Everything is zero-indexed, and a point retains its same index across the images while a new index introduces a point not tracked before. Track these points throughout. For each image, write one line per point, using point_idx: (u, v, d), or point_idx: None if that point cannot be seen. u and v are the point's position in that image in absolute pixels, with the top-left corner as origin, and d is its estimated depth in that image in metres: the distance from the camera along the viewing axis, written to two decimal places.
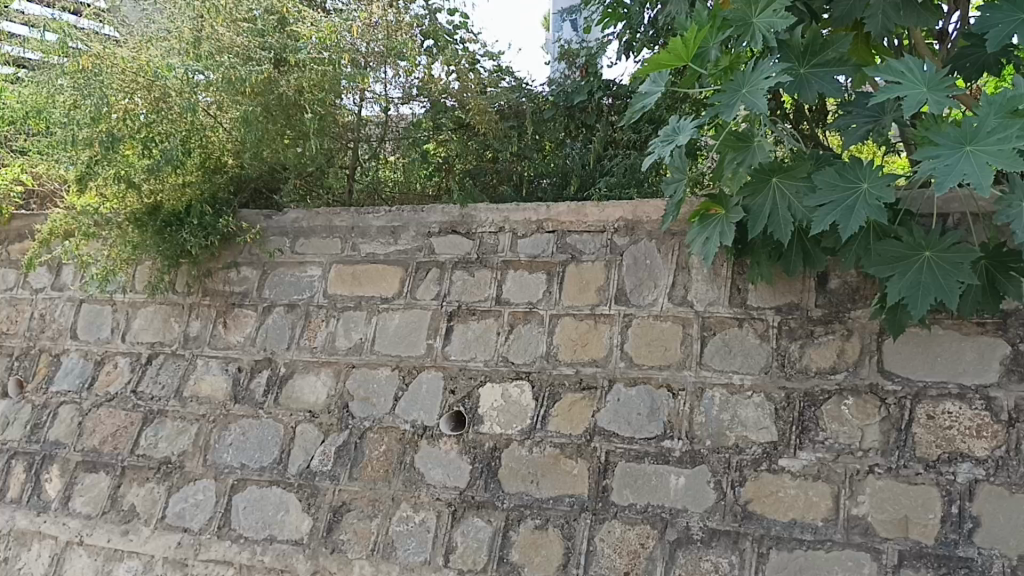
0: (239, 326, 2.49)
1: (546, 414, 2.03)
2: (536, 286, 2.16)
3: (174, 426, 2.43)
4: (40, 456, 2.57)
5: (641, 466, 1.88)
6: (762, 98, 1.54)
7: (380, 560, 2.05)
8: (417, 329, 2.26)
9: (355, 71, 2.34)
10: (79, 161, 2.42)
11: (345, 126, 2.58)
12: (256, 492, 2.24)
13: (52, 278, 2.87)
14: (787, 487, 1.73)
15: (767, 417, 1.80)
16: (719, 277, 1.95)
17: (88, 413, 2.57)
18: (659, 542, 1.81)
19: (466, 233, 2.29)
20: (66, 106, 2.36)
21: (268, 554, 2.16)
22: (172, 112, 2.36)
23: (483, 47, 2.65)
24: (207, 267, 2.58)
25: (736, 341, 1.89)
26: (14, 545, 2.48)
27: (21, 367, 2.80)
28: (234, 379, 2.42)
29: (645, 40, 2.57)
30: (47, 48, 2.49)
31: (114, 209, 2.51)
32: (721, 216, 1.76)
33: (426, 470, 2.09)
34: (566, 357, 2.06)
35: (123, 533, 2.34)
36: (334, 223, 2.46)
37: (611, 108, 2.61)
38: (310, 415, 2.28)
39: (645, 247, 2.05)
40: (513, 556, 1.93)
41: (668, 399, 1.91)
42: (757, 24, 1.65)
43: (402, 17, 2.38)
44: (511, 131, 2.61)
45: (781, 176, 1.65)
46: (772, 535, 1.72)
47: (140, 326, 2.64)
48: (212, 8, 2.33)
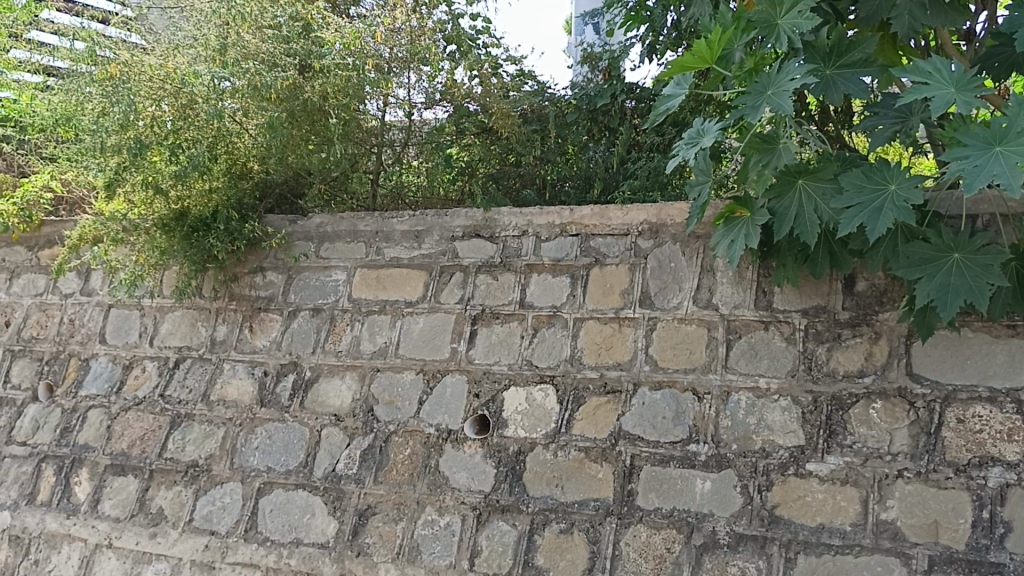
0: (265, 330, 2.51)
1: (571, 417, 2.02)
2: (560, 289, 2.16)
3: (202, 429, 2.45)
4: (70, 459, 2.60)
5: (667, 470, 1.87)
6: (788, 99, 1.53)
7: (406, 563, 2.05)
8: (441, 333, 2.26)
9: (379, 77, 2.36)
10: (107, 168, 2.44)
11: (367, 132, 2.57)
12: (283, 495, 2.26)
13: (81, 283, 2.90)
14: (815, 491, 1.72)
15: (794, 421, 1.79)
16: (744, 280, 1.94)
17: (117, 416, 2.60)
18: (686, 546, 1.80)
19: (490, 236, 2.29)
20: (96, 113, 2.39)
21: (294, 557, 2.17)
22: (199, 119, 2.38)
23: (506, 51, 2.65)
24: (233, 272, 2.60)
25: (763, 344, 1.88)
26: (44, 548, 2.51)
27: (51, 372, 2.83)
28: (260, 383, 2.44)
29: (669, 42, 2.57)
30: (76, 56, 2.51)
31: (143, 215, 2.54)
32: (746, 218, 1.75)
33: (450, 474, 2.09)
34: (590, 360, 2.05)
35: (151, 536, 2.37)
36: (358, 228, 2.48)
37: (634, 111, 2.60)
38: (335, 418, 2.29)
39: (670, 250, 2.05)
40: (538, 560, 1.92)
41: (693, 403, 1.90)
42: (782, 24, 1.65)
43: (425, 21, 2.40)
44: (534, 134, 2.61)
45: (807, 177, 1.64)
46: (800, 539, 1.70)
47: (167, 330, 2.66)
48: (238, 15, 2.36)
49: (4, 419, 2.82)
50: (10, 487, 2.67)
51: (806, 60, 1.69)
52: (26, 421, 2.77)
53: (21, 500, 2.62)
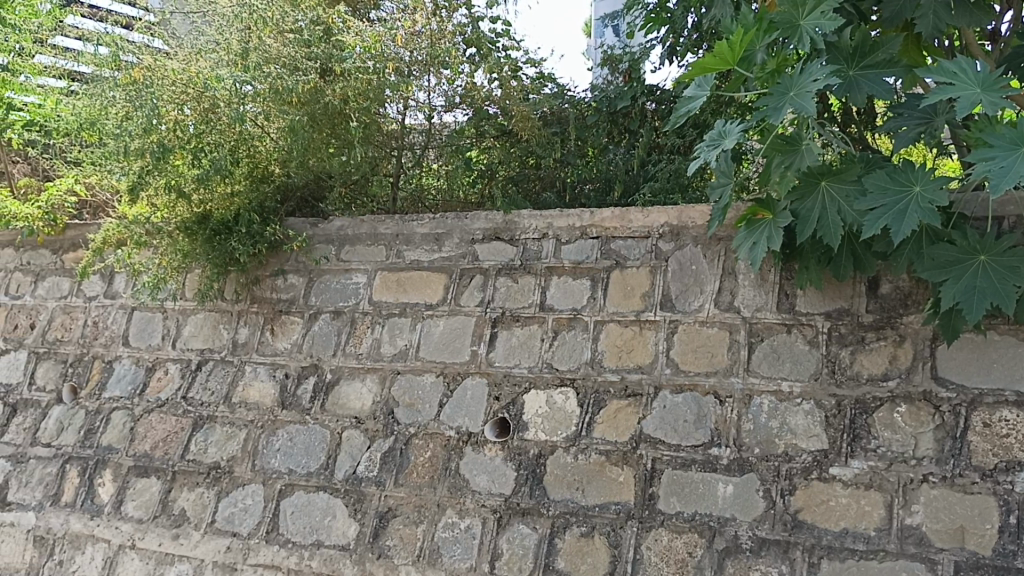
0: (287, 332, 2.52)
1: (591, 420, 2.02)
2: (580, 292, 2.15)
3: (224, 431, 2.46)
4: (94, 461, 2.62)
5: (688, 474, 1.86)
6: (811, 100, 1.52)
7: (426, 566, 2.05)
8: (461, 335, 2.26)
9: (399, 80, 2.38)
10: (131, 172, 2.47)
11: (388, 135, 2.57)
12: (304, 497, 2.26)
13: (105, 286, 2.93)
14: (838, 496, 1.70)
15: (817, 425, 1.78)
16: (767, 282, 1.93)
17: (140, 418, 2.62)
18: (708, 551, 1.78)
19: (510, 239, 2.29)
20: (120, 117, 2.42)
21: (315, 559, 2.18)
22: (221, 123, 2.40)
23: (525, 54, 2.65)
24: (255, 274, 2.62)
25: (785, 347, 1.86)
26: (68, 548, 2.53)
27: (75, 374, 2.86)
28: (282, 386, 2.45)
29: (690, 44, 2.55)
30: (99, 62, 2.53)
31: (165, 218, 2.57)
32: (769, 220, 1.73)
33: (471, 476, 2.09)
34: (611, 363, 2.05)
35: (174, 537, 2.38)
36: (379, 231, 2.49)
37: (655, 113, 2.59)
38: (355, 421, 2.30)
39: (691, 252, 2.04)
40: (559, 563, 1.92)
41: (715, 406, 1.89)
42: (805, 25, 1.64)
43: (445, 24, 2.40)
44: (554, 137, 2.61)
45: (830, 179, 1.63)
46: (824, 544, 1.69)
47: (190, 332, 2.68)
48: (260, 19, 2.37)
49: (30, 420, 2.85)
50: (35, 488, 2.69)
51: (829, 61, 1.68)
52: (51, 422, 2.80)
53: (46, 501, 2.65)
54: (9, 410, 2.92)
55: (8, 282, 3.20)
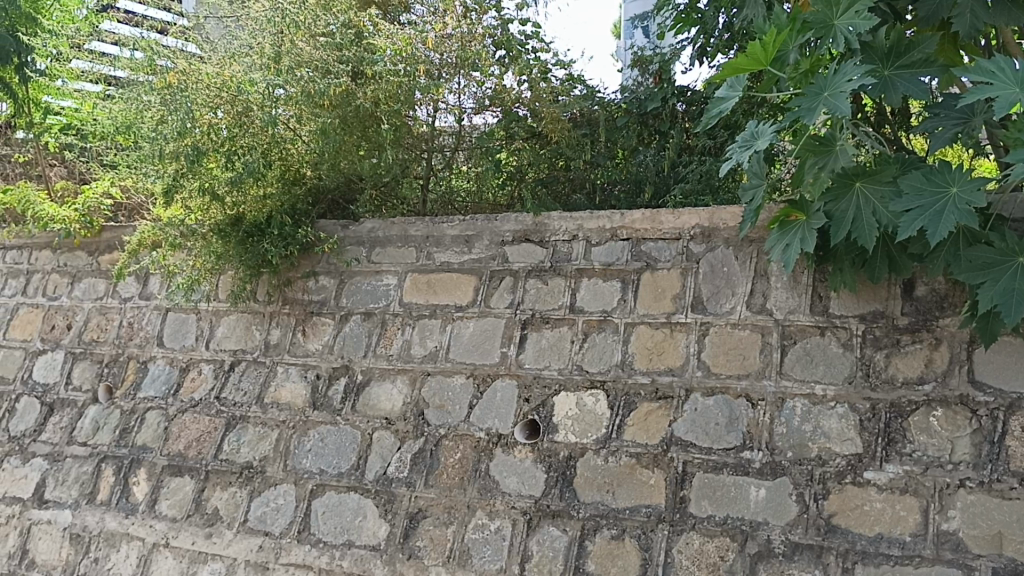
0: (318, 333, 2.54)
1: (622, 423, 2.01)
2: (610, 293, 2.15)
3: (256, 432, 2.49)
4: (129, 460, 2.66)
5: (720, 477, 1.85)
6: (845, 101, 1.51)
7: (456, 567, 2.06)
8: (491, 337, 2.26)
9: (429, 82, 2.36)
10: (165, 175, 2.50)
11: (418, 138, 2.59)
12: (335, 498, 2.28)
13: (140, 287, 2.97)
14: (873, 501, 1.69)
15: (851, 429, 1.76)
16: (799, 284, 1.91)
17: (174, 418, 2.65)
18: (739, 555, 1.77)
19: (540, 240, 2.29)
20: (154, 120, 2.46)
21: (346, 559, 2.19)
22: (254, 127, 2.42)
23: (555, 56, 2.65)
24: (287, 276, 2.64)
25: (819, 350, 1.84)
26: (104, 546, 2.57)
27: (110, 374, 2.90)
28: (313, 387, 2.47)
29: (721, 44, 2.54)
30: (135, 66, 2.59)
31: (199, 220, 2.60)
32: (802, 222, 1.71)
33: (501, 478, 2.09)
34: (642, 365, 2.04)
35: (207, 536, 2.41)
36: (409, 232, 2.50)
37: (685, 114, 2.59)
38: (386, 422, 2.31)
39: (722, 254, 2.03)
40: (589, 566, 1.91)
41: (747, 409, 1.88)
42: (839, 25, 1.62)
43: (476, 27, 2.39)
44: (584, 138, 2.60)
45: (865, 180, 1.61)
46: (858, 549, 1.67)
47: (223, 334, 2.71)
48: (292, 23, 2.39)
49: (66, 420, 2.90)
50: (71, 486, 2.74)
51: (864, 61, 1.66)
52: (87, 421, 2.84)
53: (82, 499, 2.69)
54: (46, 409, 2.97)
55: (45, 283, 3.25)
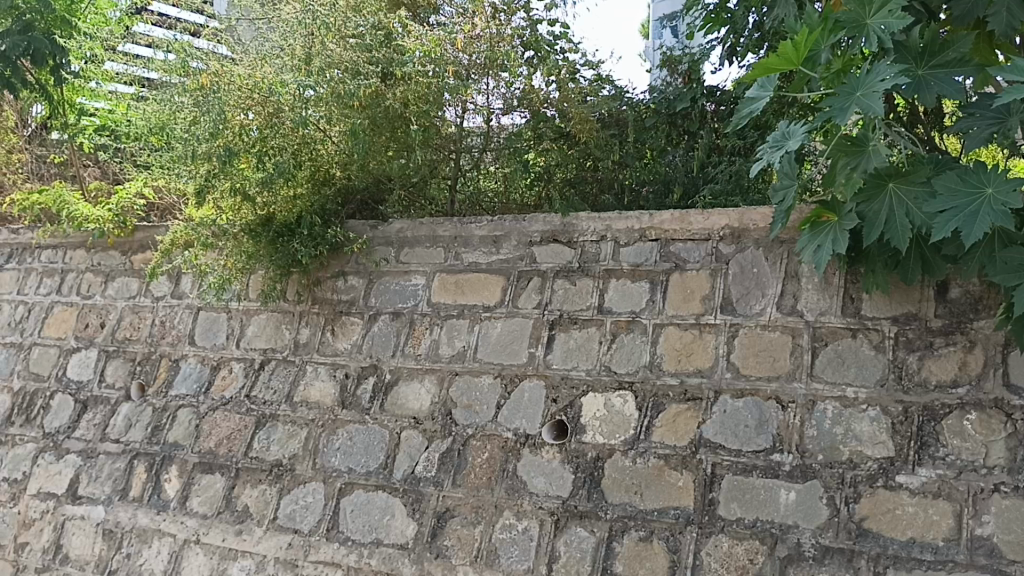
0: (347, 333, 2.55)
1: (650, 424, 2.00)
2: (639, 294, 2.14)
3: (286, 429, 2.51)
4: (161, 457, 2.69)
5: (750, 480, 1.84)
6: (879, 100, 1.49)
7: (483, 567, 2.07)
8: (519, 338, 2.27)
9: (458, 83, 2.38)
10: (198, 175, 2.53)
11: (446, 138, 2.59)
12: (363, 496, 2.29)
13: (172, 286, 3.01)
14: (905, 505, 1.67)
15: (883, 432, 1.74)
16: (831, 286, 1.89)
17: (205, 416, 2.68)
18: (769, 558, 1.76)
19: (569, 241, 2.29)
20: (188, 121, 2.49)
21: (374, 557, 2.20)
22: (284, 128, 2.44)
23: (584, 56, 2.65)
24: (317, 276, 2.66)
25: (850, 352, 1.83)
26: (136, 542, 2.61)
27: (143, 372, 2.93)
28: (342, 385, 2.48)
29: (751, 44, 2.52)
30: (168, 68, 2.62)
31: (230, 220, 2.62)
32: (834, 222, 1.70)
33: (529, 478, 2.10)
34: (670, 367, 2.03)
35: (237, 533, 2.43)
36: (437, 233, 2.51)
37: (715, 114, 2.57)
38: (414, 421, 2.32)
39: (752, 255, 2.02)
40: (617, 567, 1.91)
41: (777, 411, 1.86)
42: (872, 24, 1.61)
43: (504, 28, 2.38)
44: (613, 139, 2.59)
45: (898, 180, 1.59)
46: (889, 554, 1.65)
47: (254, 332, 2.73)
48: (323, 25, 2.42)
49: (99, 417, 2.94)
50: (104, 482, 2.77)
51: (897, 60, 1.64)
52: (120, 419, 2.88)
53: (115, 495, 2.73)
54: (80, 406, 3.02)
55: (80, 282, 3.30)
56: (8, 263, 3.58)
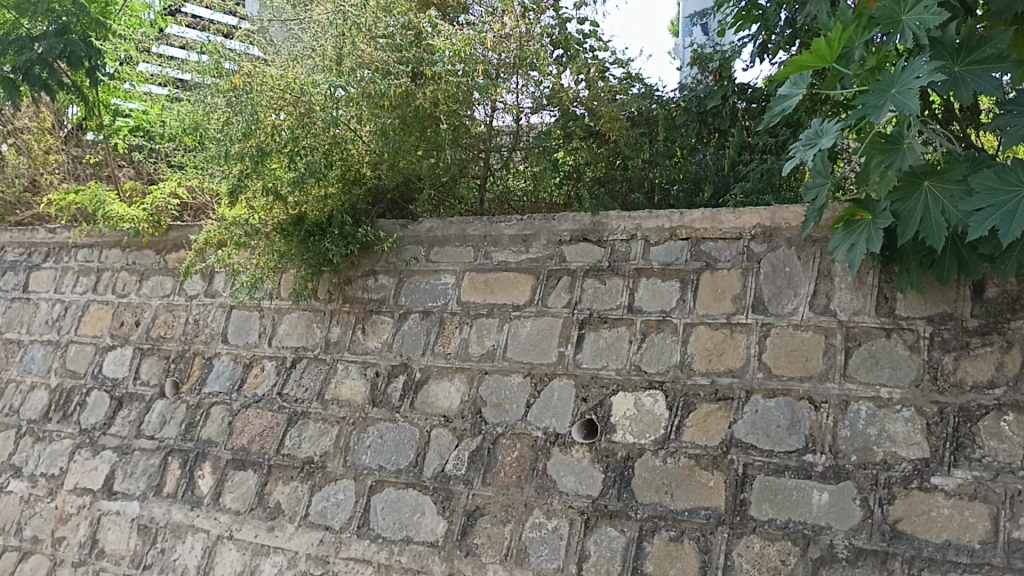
0: (377, 332, 2.57)
1: (681, 424, 2.00)
2: (669, 294, 2.13)
3: (317, 427, 2.53)
4: (194, 454, 2.73)
5: (781, 481, 1.82)
6: (914, 98, 1.47)
7: (514, 565, 2.07)
8: (548, 337, 2.27)
9: (487, 82, 2.37)
10: (231, 175, 2.56)
11: (476, 138, 2.60)
12: (393, 494, 2.31)
13: (206, 285, 3.04)
14: (940, 507, 1.65)
15: (918, 433, 1.72)
16: (865, 285, 1.87)
17: (238, 413, 2.71)
18: (801, 559, 1.75)
19: (599, 240, 2.28)
20: (221, 121, 2.53)
21: (405, 555, 2.22)
22: (315, 127, 2.46)
23: (613, 54, 2.64)
24: (347, 275, 2.67)
25: (884, 352, 1.80)
26: (170, 537, 2.64)
27: (177, 370, 2.97)
28: (372, 384, 2.50)
29: (783, 40, 2.49)
30: (202, 69, 2.66)
31: (263, 219, 2.63)
32: (867, 221, 1.68)
33: (558, 477, 2.10)
34: (700, 366, 2.02)
35: (269, 529, 2.46)
36: (467, 232, 2.51)
37: (745, 113, 2.55)
38: (444, 420, 2.33)
39: (784, 254, 2.00)
40: (647, 567, 1.90)
41: (810, 412, 1.85)
42: (906, 21, 1.59)
43: (534, 26, 2.39)
44: (643, 138, 2.58)
45: (934, 178, 1.58)
46: (924, 556, 1.63)
47: (285, 330, 2.75)
48: (353, 26, 2.45)
49: (134, 413, 2.98)
50: (139, 478, 2.82)
51: (933, 57, 1.62)
52: (154, 415, 2.92)
53: (150, 491, 2.77)
54: (115, 403, 3.07)
55: (115, 280, 3.34)
56: (45, 262, 3.65)
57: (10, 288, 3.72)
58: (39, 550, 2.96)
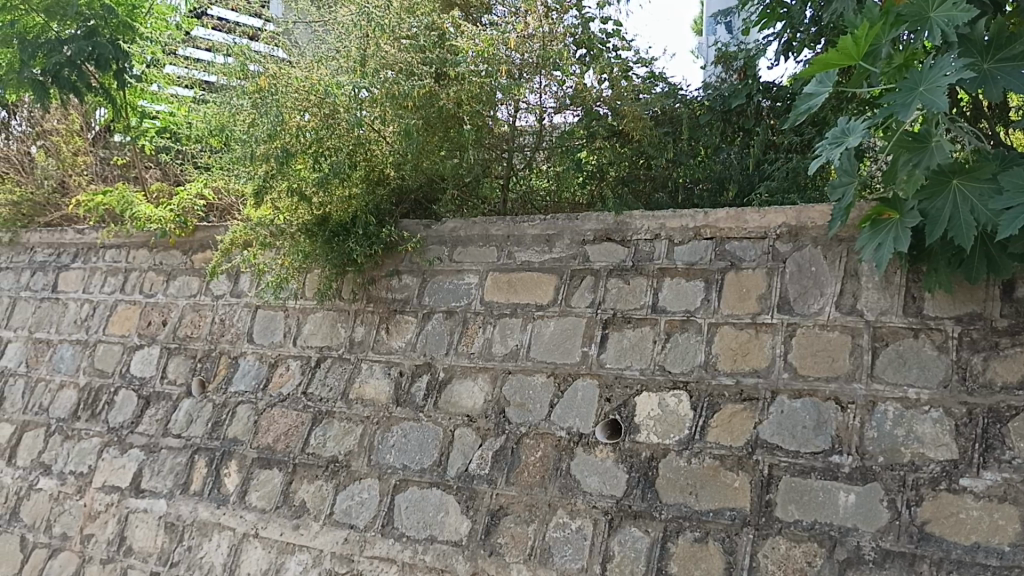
0: (401, 331, 2.58)
1: (705, 424, 1.99)
2: (693, 294, 2.12)
3: (341, 426, 2.55)
4: (221, 452, 2.75)
5: (807, 482, 1.81)
6: (942, 95, 1.46)
7: (538, 565, 2.07)
8: (572, 337, 2.26)
9: (510, 82, 2.38)
10: (256, 176, 2.58)
11: (498, 137, 2.62)
12: (417, 493, 2.32)
13: (231, 285, 3.07)
14: (969, 509, 1.63)
15: (946, 434, 1.70)
16: (892, 285, 1.85)
17: (263, 412, 2.73)
18: (828, 561, 1.73)
19: (622, 240, 2.28)
20: (247, 123, 2.54)
21: (429, 554, 2.22)
22: (339, 128, 2.47)
23: (636, 54, 2.64)
24: (371, 275, 2.69)
25: (912, 353, 1.79)
26: (196, 535, 2.67)
27: (203, 369, 3.00)
28: (396, 383, 2.51)
29: (808, 38, 2.47)
30: (229, 72, 2.69)
31: (287, 219, 2.64)
32: (894, 221, 1.66)
33: (582, 478, 2.10)
34: (725, 366, 2.01)
35: (295, 527, 2.48)
36: (490, 232, 2.51)
37: (770, 110, 2.55)
38: (467, 419, 2.34)
39: (810, 254, 1.99)
40: (671, 567, 1.90)
41: (836, 412, 1.83)
42: (935, 18, 1.58)
43: (557, 26, 2.37)
44: (666, 137, 2.57)
45: (963, 177, 1.56)
46: (953, 558, 1.62)
47: (310, 330, 2.77)
48: (377, 27, 2.45)
49: (162, 412, 3.02)
50: (166, 476, 2.85)
51: (961, 54, 1.61)
52: (181, 414, 2.95)
53: (177, 489, 2.80)
54: (143, 402, 3.10)
55: (143, 281, 3.38)
56: (74, 262, 3.69)
57: (39, 288, 3.77)
58: (68, 547, 3.00)
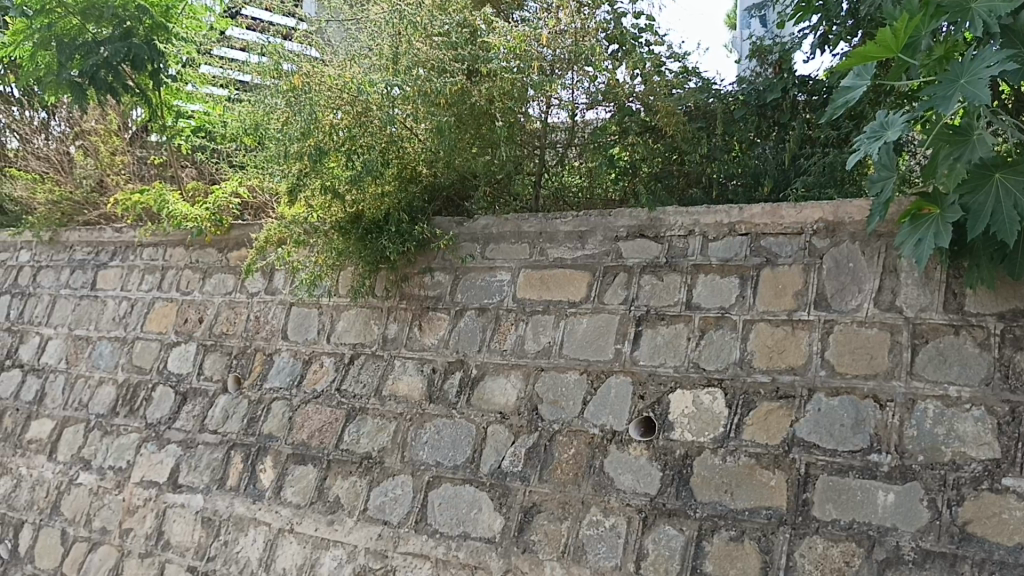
0: (434, 329, 2.58)
1: (740, 422, 1.97)
2: (728, 290, 2.10)
3: (375, 423, 2.56)
4: (256, 448, 2.78)
5: (845, 481, 1.79)
6: (984, 89, 1.43)
7: (571, 563, 2.07)
8: (605, 333, 2.26)
9: (543, 78, 2.37)
10: (290, 174, 2.60)
11: (531, 134, 2.62)
12: (451, 489, 2.32)
13: (266, 283, 3.09)
14: (1013, 509, 1.60)
15: (988, 432, 1.67)
16: (932, 281, 1.82)
17: (298, 409, 2.76)
18: (866, 561, 1.71)
19: (655, 236, 2.26)
20: (281, 122, 2.57)
21: (462, 550, 2.23)
22: (372, 126, 2.47)
23: (669, 48, 2.62)
24: (403, 272, 2.69)
25: (953, 350, 1.76)
26: (233, 530, 2.70)
27: (239, 366, 3.03)
28: (429, 379, 2.52)
29: (843, 31, 2.44)
30: (263, 70, 2.71)
31: (321, 218, 2.67)
32: (935, 216, 1.63)
33: (616, 475, 2.09)
34: (761, 364, 1.99)
35: (329, 522, 2.50)
36: (523, 229, 2.51)
37: (806, 104, 2.52)
38: (500, 416, 2.34)
39: (848, 249, 1.96)
40: (707, 567, 1.88)
41: (875, 410, 1.80)
42: (976, 8, 1.54)
43: (588, 22, 2.38)
44: (700, 132, 2.55)
45: (1006, 171, 1.52)
46: (995, 559, 1.59)
47: (344, 327, 2.79)
48: (410, 25, 2.44)
49: (198, 409, 3.05)
50: (203, 472, 2.88)
51: (1004, 45, 1.57)
52: (217, 411, 2.98)
53: (213, 484, 2.83)
54: (180, 398, 3.14)
55: (179, 278, 3.42)
56: (112, 261, 3.75)
57: (78, 286, 3.83)
58: (108, 541, 3.04)
